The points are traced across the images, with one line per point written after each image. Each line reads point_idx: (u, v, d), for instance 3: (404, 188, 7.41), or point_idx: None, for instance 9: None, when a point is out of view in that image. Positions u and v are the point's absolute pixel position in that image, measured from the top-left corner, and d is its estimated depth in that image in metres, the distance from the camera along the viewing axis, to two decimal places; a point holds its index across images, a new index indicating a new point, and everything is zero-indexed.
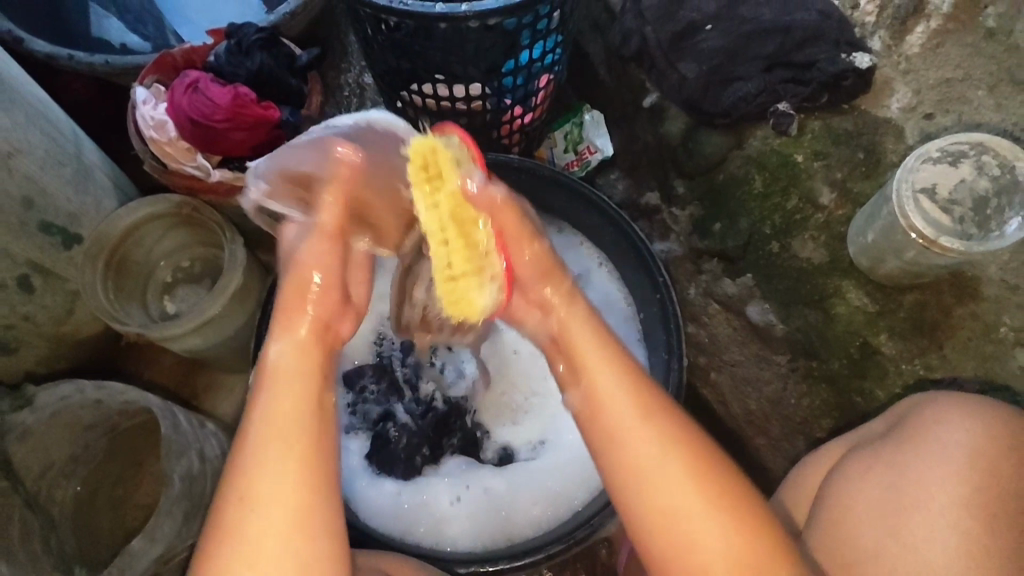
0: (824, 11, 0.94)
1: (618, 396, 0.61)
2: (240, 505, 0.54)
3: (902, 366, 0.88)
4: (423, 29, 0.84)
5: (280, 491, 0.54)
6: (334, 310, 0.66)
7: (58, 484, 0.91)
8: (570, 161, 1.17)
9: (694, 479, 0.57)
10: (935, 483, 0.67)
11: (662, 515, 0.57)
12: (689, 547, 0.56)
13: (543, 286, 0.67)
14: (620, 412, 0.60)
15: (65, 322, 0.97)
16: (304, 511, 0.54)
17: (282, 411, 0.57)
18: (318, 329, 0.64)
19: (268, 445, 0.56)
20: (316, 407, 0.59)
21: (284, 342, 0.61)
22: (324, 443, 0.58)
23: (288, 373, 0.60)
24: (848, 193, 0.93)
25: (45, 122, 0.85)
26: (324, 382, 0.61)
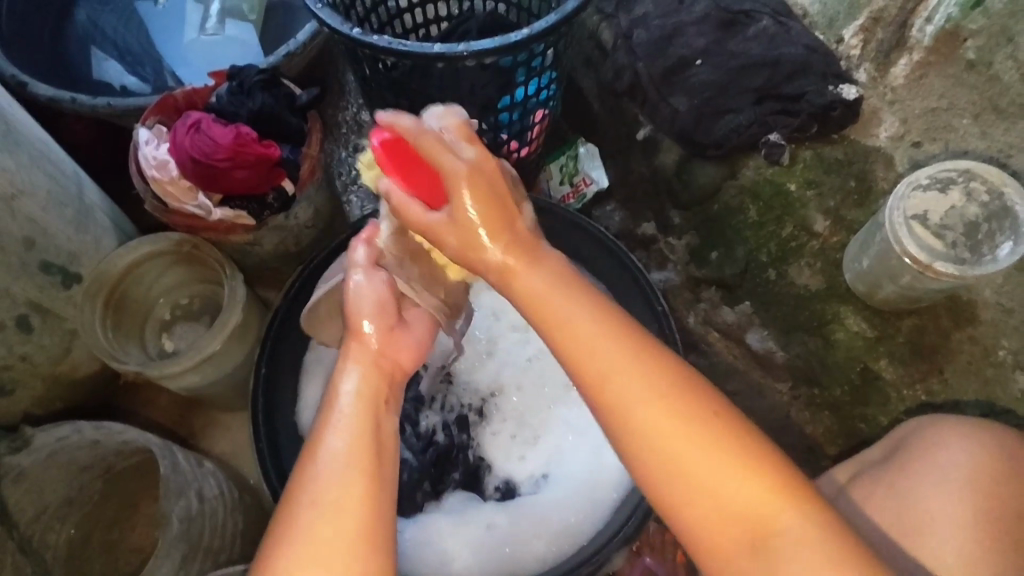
0: (810, 45, 0.96)
1: (536, 264, 0.61)
2: (306, 516, 0.55)
3: (904, 392, 0.89)
4: (420, 68, 0.87)
5: (343, 517, 0.55)
6: (392, 339, 0.65)
7: (53, 527, 0.90)
8: (565, 194, 1.14)
9: (694, 432, 0.57)
10: (938, 509, 0.66)
11: (653, 447, 0.57)
12: (677, 475, 0.57)
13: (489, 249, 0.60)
14: (624, 372, 0.58)
15: (62, 362, 0.97)
16: (359, 539, 0.55)
17: (350, 438, 0.58)
18: (377, 358, 0.63)
19: (338, 465, 0.56)
20: (381, 438, 0.59)
21: (348, 376, 0.61)
22: (386, 478, 0.58)
23: (365, 400, 0.60)
24: (841, 220, 0.95)
25: (48, 163, 0.86)
26: (388, 412, 0.61)
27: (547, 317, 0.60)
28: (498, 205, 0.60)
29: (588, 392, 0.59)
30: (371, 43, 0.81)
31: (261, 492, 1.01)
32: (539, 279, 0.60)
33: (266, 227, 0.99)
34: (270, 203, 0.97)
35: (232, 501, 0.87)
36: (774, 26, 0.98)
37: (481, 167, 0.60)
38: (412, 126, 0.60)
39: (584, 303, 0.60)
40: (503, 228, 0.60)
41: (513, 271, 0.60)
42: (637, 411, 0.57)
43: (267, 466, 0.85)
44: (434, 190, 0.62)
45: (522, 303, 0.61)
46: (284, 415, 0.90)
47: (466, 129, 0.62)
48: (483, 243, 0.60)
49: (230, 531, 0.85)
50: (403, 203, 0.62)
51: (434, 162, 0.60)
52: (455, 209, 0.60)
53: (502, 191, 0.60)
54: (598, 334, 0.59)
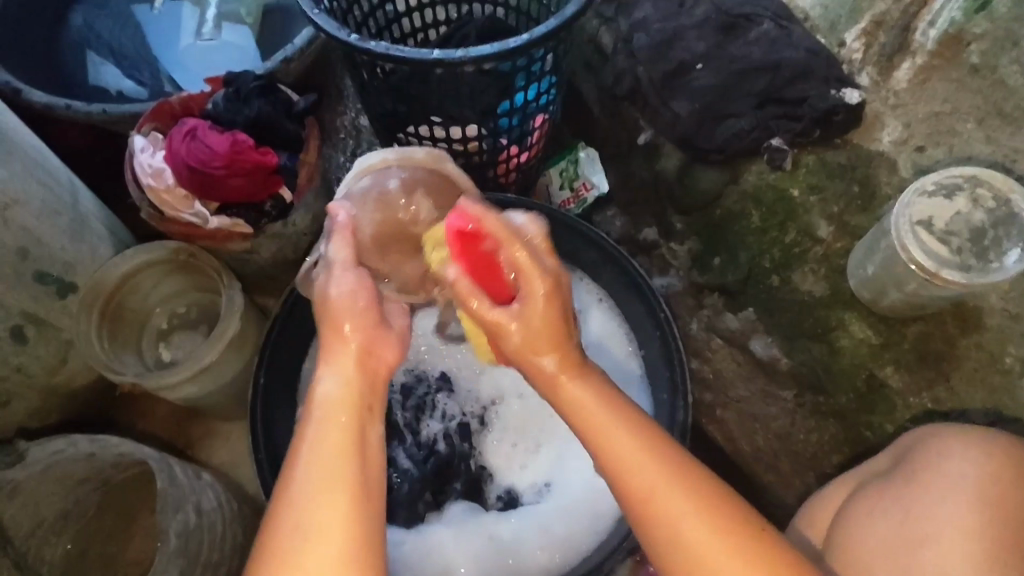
0: (812, 49, 0.95)
1: (583, 376, 0.61)
2: (286, 538, 0.52)
3: (910, 399, 0.88)
4: (419, 74, 0.86)
5: (324, 535, 0.52)
6: (375, 335, 0.61)
7: (48, 541, 0.88)
8: (566, 198, 1.12)
9: (719, 528, 0.55)
10: (947, 520, 0.65)
11: (680, 548, 0.56)
12: (710, 566, 0.55)
13: (542, 354, 0.60)
14: (644, 474, 0.57)
15: (58, 373, 0.96)
16: (347, 560, 0.51)
17: (329, 449, 0.55)
18: (360, 357, 0.59)
19: (315, 481, 0.53)
20: (364, 447, 0.56)
21: (328, 379, 0.58)
22: (370, 494, 0.54)
23: (341, 407, 0.57)
24: (845, 226, 0.94)
25: (42, 172, 0.85)
26: (374, 419, 0.58)
27: (590, 425, 0.59)
28: (562, 322, 0.60)
29: (621, 497, 0.58)
30: (369, 49, 0.80)
31: (259, 503, 1.00)
32: (588, 392, 0.60)
33: (263, 235, 0.98)
34: (267, 211, 0.96)
35: (230, 514, 0.86)
36: (775, 30, 0.97)
37: (560, 282, 0.59)
38: (493, 222, 0.59)
39: (621, 409, 0.60)
40: (553, 344, 0.60)
41: (564, 383, 0.60)
42: (666, 506, 0.56)
43: (265, 478, 0.84)
44: (498, 286, 0.60)
45: (573, 419, 0.61)
46: (283, 426, 0.88)
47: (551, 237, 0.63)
48: (539, 353, 0.60)
49: (228, 545, 0.84)
50: (468, 294, 0.60)
51: (512, 261, 0.58)
52: (527, 312, 0.59)
53: (564, 296, 0.59)
54: (631, 439, 0.58)
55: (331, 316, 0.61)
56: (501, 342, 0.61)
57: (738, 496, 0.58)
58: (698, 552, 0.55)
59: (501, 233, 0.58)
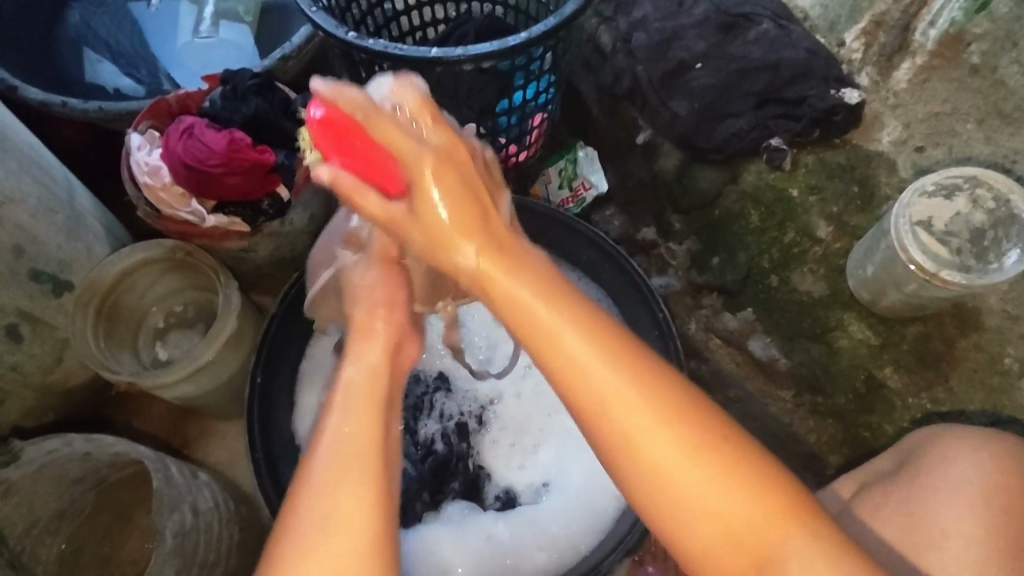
0: (811, 48, 0.95)
1: (518, 270, 0.53)
2: (308, 526, 0.51)
3: (909, 400, 0.88)
4: (417, 73, 0.85)
5: (347, 523, 0.51)
6: (402, 327, 0.62)
7: (43, 541, 0.88)
8: (565, 198, 1.12)
9: (710, 472, 0.51)
10: (953, 525, 0.65)
11: (663, 487, 0.52)
12: (688, 512, 0.52)
13: (460, 248, 0.53)
14: (624, 405, 0.52)
15: (53, 372, 0.95)
16: (371, 551, 0.51)
17: (349, 436, 0.54)
18: (388, 350, 0.59)
19: (333, 468, 0.52)
20: (387, 436, 0.55)
21: (349, 367, 0.58)
22: (391, 483, 0.54)
23: (364, 400, 0.55)
24: (845, 226, 0.94)
25: (38, 169, 0.84)
26: (395, 409, 0.57)
27: (530, 325, 0.53)
28: (475, 206, 0.53)
29: (592, 426, 0.53)
30: (367, 47, 0.79)
31: (256, 502, 0.99)
32: (527, 291, 0.53)
33: (261, 233, 0.97)
34: (265, 209, 0.95)
35: (227, 514, 0.85)
36: (774, 29, 0.97)
37: (450, 153, 0.52)
38: (348, 100, 0.50)
39: (578, 316, 0.53)
40: (476, 228, 0.53)
41: (492, 278, 0.53)
42: (624, 418, 0.52)
43: (262, 477, 0.83)
44: (387, 175, 0.53)
45: (508, 320, 0.54)
46: (280, 425, 0.88)
47: (427, 103, 0.53)
48: (455, 247, 0.53)
49: (225, 544, 0.83)
50: (355, 190, 0.53)
51: (386, 138, 0.51)
52: (420, 203, 0.52)
53: (469, 174, 0.53)
54: (585, 348, 0.52)
55: (367, 312, 0.62)
56: (407, 240, 0.55)
57: (784, 467, 0.55)
58: (683, 495, 0.52)
59: (359, 106, 0.51)
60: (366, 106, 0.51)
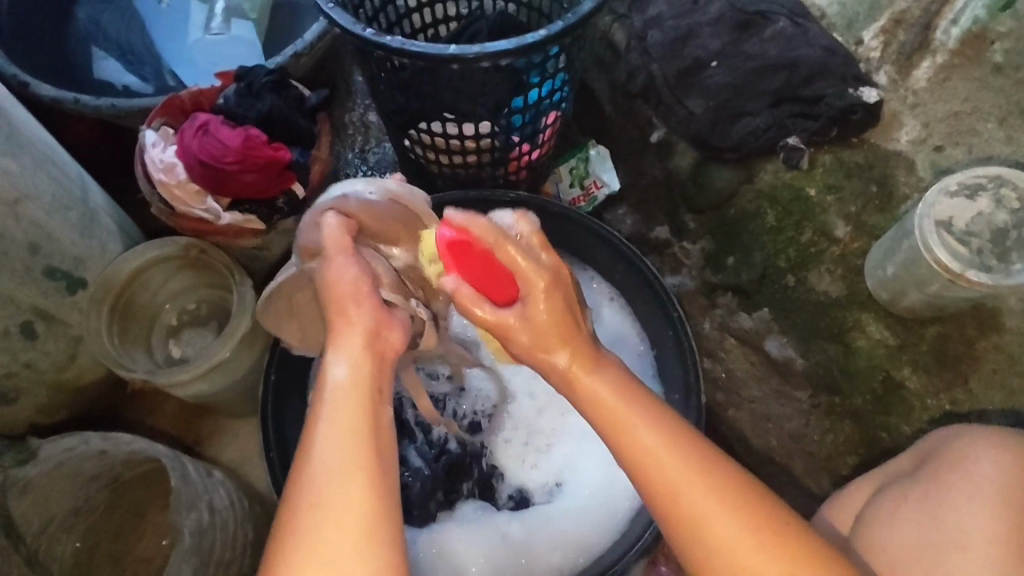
0: (828, 46, 0.95)
1: (598, 370, 0.55)
2: (307, 519, 0.49)
3: (928, 401, 0.88)
4: (434, 70, 0.85)
5: (347, 514, 0.49)
6: (384, 318, 0.59)
7: (57, 539, 0.88)
8: (575, 197, 1.10)
9: (762, 541, 0.51)
10: (972, 523, 0.64)
11: (711, 556, 0.52)
12: None
13: (556, 354, 0.55)
14: (673, 479, 0.52)
15: (67, 369, 0.95)
16: (367, 544, 0.49)
17: (343, 429, 0.52)
18: (369, 339, 0.57)
19: (331, 460, 0.51)
20: (379, 429, 0.54)
21: (338, 362, 0.55)
22: (389, 476, 0.52)
23: (352, 392, 0.54)
24: (862, 226, 0.93)
25: (52, 166, 0.84)
26: (385, 402, 0.55)
27: (608, 416, 0.54)
28: (569, 315, 0.55)
29: (650, 502, 0.53)
30: (385, 44, 0.79)
31: (269, 501, 0.99)
32: (606, 389, 0.54)
33: (275, 231, 0.97)
34: (279, 207, 0.95)
35: (242, 513, 0.85)
36: (791, 27, 0.97)
37: (559, 275, 0.55)
38: (479, 227, 0.53)
39: (642, 404, 0.54)
40: (567, 336, 0.55)
41: (580, 377, 0.55)
42: (671, 473, 0.52)
43: (277, 476, 0.83)
44: (502, 290, 0.55)
45: (591, 419, 0.55)
46: (295, 424, 0.88)
47: (541, 238, 0.57)
48: (558, 356, 0.55)
49: (240, 543, 0.83)
50: (473, 302, 0.54)
51: (511, 266, 0.54)
52: (529, 310, 0.54)
53: (571, 290, 0.56)
54: (653, 430, 0.53)
55: (334, 300, 0.59)
56: (507, 343, 0.57)
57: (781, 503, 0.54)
58: (730, 558, 0.51)
59: (495, 238, 0.53)
60: (500, 239, 0.53)
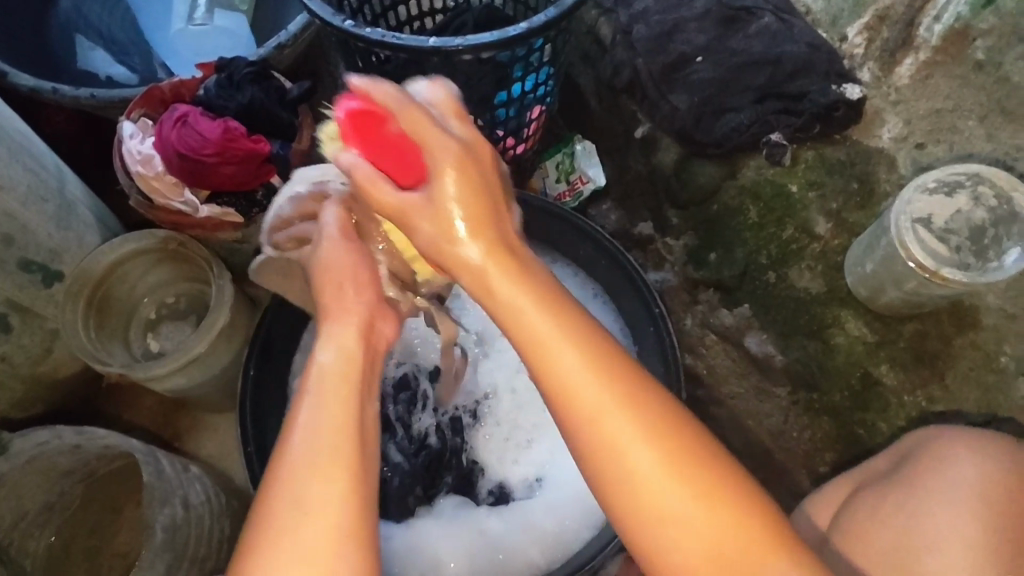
0: (812, 43, 0.94)
1: (519, 276, 0.53)
2: (286, 513, 0.49)
3: (904, 398, 0.88)
4: (415, 63, 0.84)
5: (327, 506, 0.49)
6: (378, 308, 0.59)
7: (31, 533, 0.87)
8: (561, 192, 1.11)
9: (694, 489, 0.52)
10: (948, 525, 0.65)
11: (633, 493, 0.52)
12: (664, 526, 0.52)
13: (461, 247, 0.52)
14: (597, 400, 0.52)
15: (43, 362, 0.94)
16: (348, 537, 0.49)
17: (324, 421, 0.51)
18: (362, 328, 0.57)
19: (312, 453, 0.50)
20: (363, 422, 0.53)
21: (324, 350, 0.55)
22: (370, 468, 0.52)
23: (337, 383, 0.53)
24: (843, 223, 0.94)
25: (28, 156, 0.82)
26: (371, 395, 0.55)
27: (530, 335, 0.52)
28: (485, 203, 0.52)
29: (566, 421, 0.53)
30: (365, 35, 0.78)
31: (248, 495, 0.99)
32: (523, 292, 0.52)
33: (255, 224, 0.97)
34: (259, 201, 0.95)
35: (219, 508, 0.85)
36: (776, 23, 0.96)
37: (470, 147, 0.53)
38: (383, 94, 0.51)
39: (564, 313, 0.53)
40: (486, 223, 0.52)
41: (493, 278, 0.52)
42: (613, 431, 0.52)
43: (255, 470, 0.83)
44: (406, 167, 0.53)
45: (503, 319, 0.53)
46: (272, 418, 0.87)
47: (456, 108, 0.55)
48: (460, 239, 0.52)
49: (216, 538, 0.83)
50: (371, 179, 0.53)
51: (411, 134, 0.52)
52: (437, 190, 0.51)
53: (487, 169, 0.53)
54: (587, 369, 0.52)
55: (330, 283, 0.60)
56: (413, 236, 0.53)
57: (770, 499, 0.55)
58: (652, 500, 0.52)
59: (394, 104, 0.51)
60: (402, 104, 0.51)
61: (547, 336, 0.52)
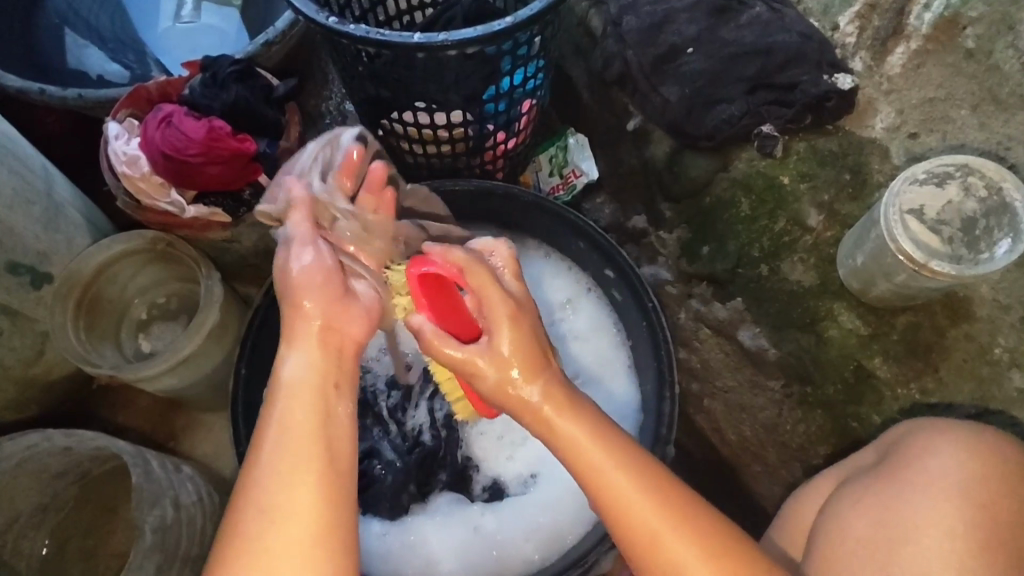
0: (804, 32, 0.93)
1: (573, 417, 0.57)
2: (254, 522, 0.49)
3: (898, 390, 0.87)
4: (403, 58, 0.83)
5: (296, 515, 0.49)
6: (339, 309, 0.58)
7: (26, 534, 0.88)
8: (555, 185, 1.12)
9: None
10: (927, 517, 0.65)
11: None
12: None
13: (524, 387, 0.57)
14: (646, 519, 0.55)
15: (35, 364, 0.94)
16: (320, 546, 0.49)
17: (292, 429, 0.52)
18: (324, 334, 0.57)
19: (280, 462, 0.50)
20: (331, 426, 0.53)
21: (291, 356, 0.55)
22: (344, 474, 0.52)
23: (303, 390, 0.54)
24: (835, 215, 0.92)
25: (13, 158, 0.82)
26: (342, 396, 0.55)
27: (586, 464, 0.56)
28: (538, 350, 0.59)
29: (625, 545, 0.56)
30: (349, 32, 0.77)
31: None
32: (581, 431, 0.56)
33: (243, 224, 0.97)
34: (246, 199, 0.94)
35: (212, 508, 0.85)
36: (767, 13, 0.95)
37: (522, 301, 0.60)
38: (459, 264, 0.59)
39: (615, 444, 0.56)
40: (538, 372, 0.58)
41: (551, 421, 0.57)
42: (624, 504, 0.55)
43: None
44: (461, 327, 0.62)
45: (562, 456, 0.57)
46: None
47: (512, 266, 0.62)
48: (518, 385, 0.57)
49: (210, 538, 0.83)
50: (439, 339, 0.60)
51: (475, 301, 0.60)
52: (493, 343, 0.58)
53: (529, 328, 0.59)
54: (634, 487, 0.55)
55: (293, 294, 0.58)
56: (477, 383, 0.59)
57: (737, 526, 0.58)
58: None
59: (475, 276, 0.59)
60: (469, 265, 0.59)
61: (592, 457, 0.56)
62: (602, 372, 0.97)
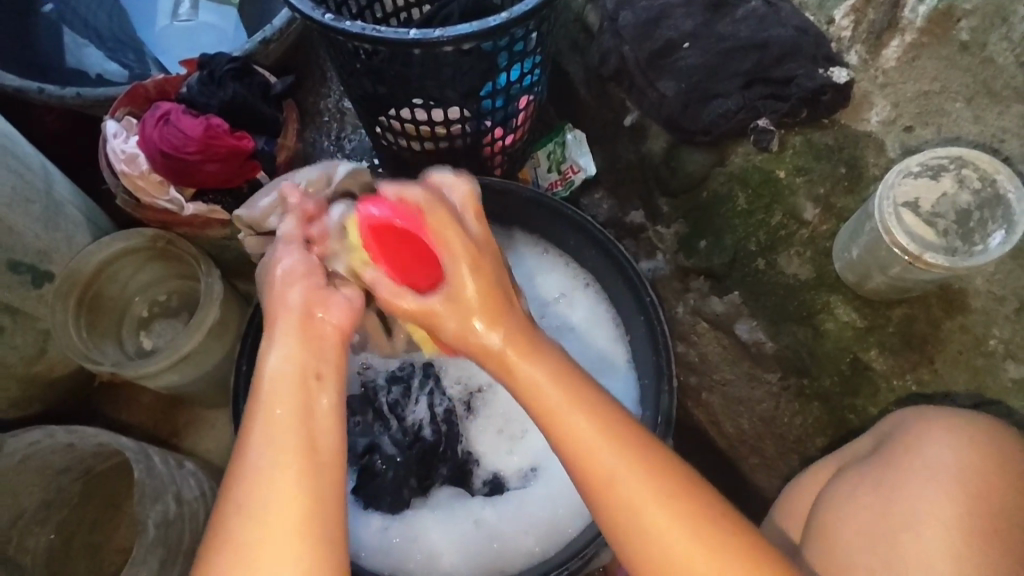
0: (800, 26, 0.93)
1: (535, 357, 0.58)
2: (239, 520, 0.50)
3: (894, 382, 0.88)
4: (399, 55, 0.83)
5: (279, 512, 0.50)
6: (318, 300, 0.58)
7: (31, 530, 0.89)
8: (553, 181, 1.14)
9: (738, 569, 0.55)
10: (924, 504, 0.66)
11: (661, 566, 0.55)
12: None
13: (488, 332, 0.58)
14: (602, 452, 0.56)
15: (37, 362, 0.95)
16: (304, 541, 0.50)
17: (274, 426, 0.53)
18: (302, 326, 0.57)
19: (262, 461, 0.51)
20: (313, 421, 0.54)
21: (272, 352, 0.56)
22: (327, 470, 0.53)
23: (282, 388, 0.54)
24: (831, 208, 0.93)
25: (12, 158, 0.83)
26: (323, 389, 0.55)
27: (543, 403, 0.58)
28: (500, 291, 0.59)
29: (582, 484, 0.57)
30: (345, 29, 0.77)
31: None
32: (540, 370, 0.58)
33: None
34: (245, 196, 0.94)
35: (214, 503, 0.85)
36: (763, 7, 0.96)
37: (482, 244, 0.59)
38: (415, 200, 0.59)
39: (571, 384, 0.58)
40: (503, 314, 0.58)
41: (512, 363, 0.58)
42: (612, 477, 0.56)
43: None
44: (412, 269, 0.59)
45: (522, 396, 0.59)
46: None
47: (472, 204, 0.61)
48: (479, 329, 0.57)
49: None
50: (393, 291, 0.58)
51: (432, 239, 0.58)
52: (452, 287, 0.57)
53: (493, 269, 0.59)
54: (588, 421, 0.57)
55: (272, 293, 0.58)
56: (439, 332, 0.59)
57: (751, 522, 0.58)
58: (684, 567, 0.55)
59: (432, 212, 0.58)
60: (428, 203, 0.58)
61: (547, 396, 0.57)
62: (599, 365, 0.98)
